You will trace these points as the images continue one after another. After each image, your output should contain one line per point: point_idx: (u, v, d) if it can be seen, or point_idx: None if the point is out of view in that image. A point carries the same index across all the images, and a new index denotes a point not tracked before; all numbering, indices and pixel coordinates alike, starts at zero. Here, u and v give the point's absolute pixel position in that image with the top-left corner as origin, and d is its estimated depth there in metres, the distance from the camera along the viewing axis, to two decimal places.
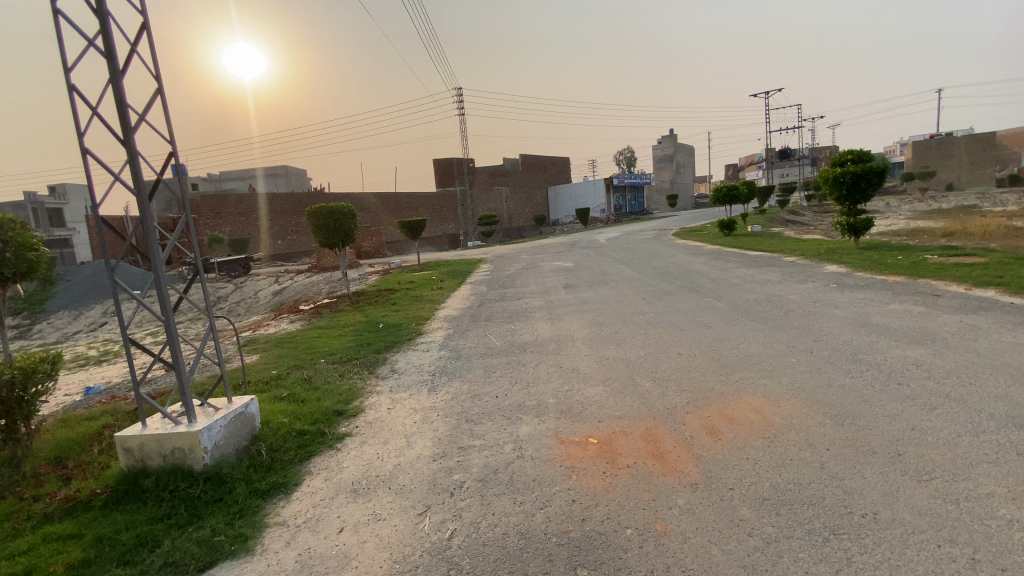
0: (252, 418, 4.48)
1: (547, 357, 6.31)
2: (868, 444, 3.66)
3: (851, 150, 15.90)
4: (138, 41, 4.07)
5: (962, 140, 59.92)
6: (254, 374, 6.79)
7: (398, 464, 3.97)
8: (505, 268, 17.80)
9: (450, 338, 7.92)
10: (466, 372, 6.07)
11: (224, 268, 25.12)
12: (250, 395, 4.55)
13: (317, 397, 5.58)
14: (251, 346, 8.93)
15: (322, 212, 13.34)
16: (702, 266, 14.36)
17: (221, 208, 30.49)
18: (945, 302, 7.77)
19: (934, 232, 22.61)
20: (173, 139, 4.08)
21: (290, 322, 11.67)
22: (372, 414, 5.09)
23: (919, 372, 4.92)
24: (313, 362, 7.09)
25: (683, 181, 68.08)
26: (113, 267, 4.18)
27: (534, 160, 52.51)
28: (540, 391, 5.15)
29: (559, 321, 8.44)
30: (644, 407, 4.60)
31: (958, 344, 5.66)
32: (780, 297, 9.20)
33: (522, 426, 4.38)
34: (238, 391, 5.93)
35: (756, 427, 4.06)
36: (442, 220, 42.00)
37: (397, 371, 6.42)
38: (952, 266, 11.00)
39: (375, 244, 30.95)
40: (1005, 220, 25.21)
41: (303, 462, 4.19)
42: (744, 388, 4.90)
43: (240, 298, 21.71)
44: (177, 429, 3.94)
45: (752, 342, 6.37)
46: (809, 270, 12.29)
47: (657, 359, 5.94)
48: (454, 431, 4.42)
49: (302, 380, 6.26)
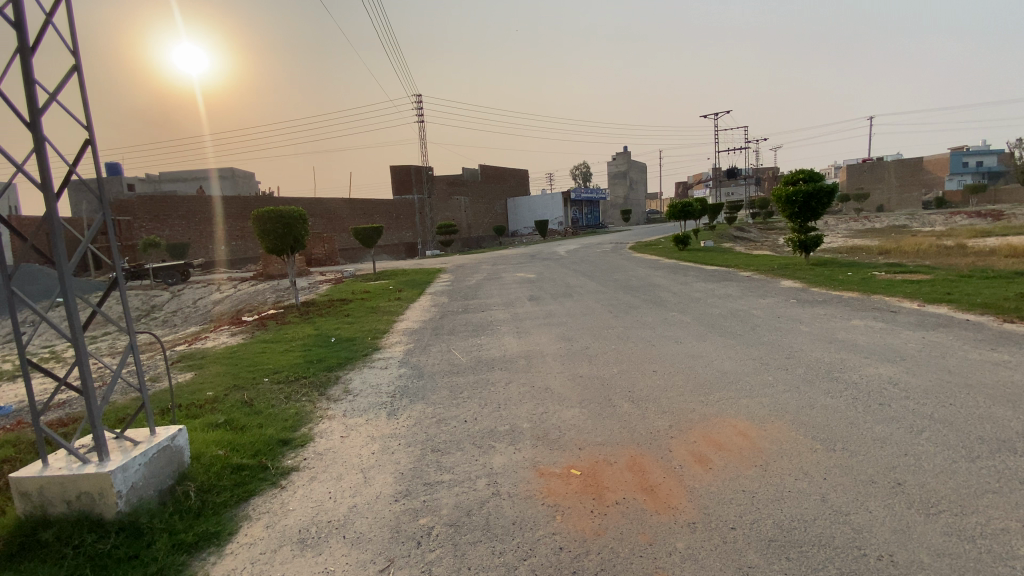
0: (180, 452, 3.85)
1: (517, 376, 5.91)
2: (865, 472, 3.47)
3: (802, 170, 16.48)
4: (54, 11, 3.40)
5: (891, 165, 64.33)
6: (186, 396, 6.01)
7: (354, 506, 3.45)
8: (465, 279, 17.32)
9: (409, 354, 7.38)
10: (429, 393, 5.58)
11: (160, 275, 23.35)
12: (178, 425, 3.91)
13: (259, 423, 4.95)
14: (184, 363, 8.04)
15: (271, 216, 12.51)
16: (663, 280, 14.41)
17: (160, 211, 28.52)
18: (903, 318, 7.94)
19: (873, 250, 23.85)
20: (90, 125, 3.45)
21: (232, 335, 10.74)
22: (324, 444, 4.52)
23: (896, 392, 4.85)
24: (255, 382, 6.38)
25: (637, 197, 69.86)
26: (10, 274, 3.45)
27: (493, 171, 52.32)
28: (512, 414, 4.74)
29: (526, 336, 8.04)
30: (626, 431, 4.25)
31: (927, 362, 5.67)
32: (745, 311, 9.18)
33: (495, 455, 3.94)
34: (165, 418, 5.18)
35: (747, 454, 3.79)
36: (398, 228, 41.03)
37: (351, 393, 5.83)
38: (901, 283, 11.41)
39: (327, 252, 29.74)
40: (934, 240, 26.99)
41: (240, 503, 3.60)
42: (727, 408, 4.66)
43: (177, 307, 20.14)
44: (84, 470, 3.26)
45: (726, 359, 6.19)
46: (766, 285, 12.48)
47: (631, 377, 5.64)
48: (419, 464, 3.93)
49: (241, 404, 5.57)
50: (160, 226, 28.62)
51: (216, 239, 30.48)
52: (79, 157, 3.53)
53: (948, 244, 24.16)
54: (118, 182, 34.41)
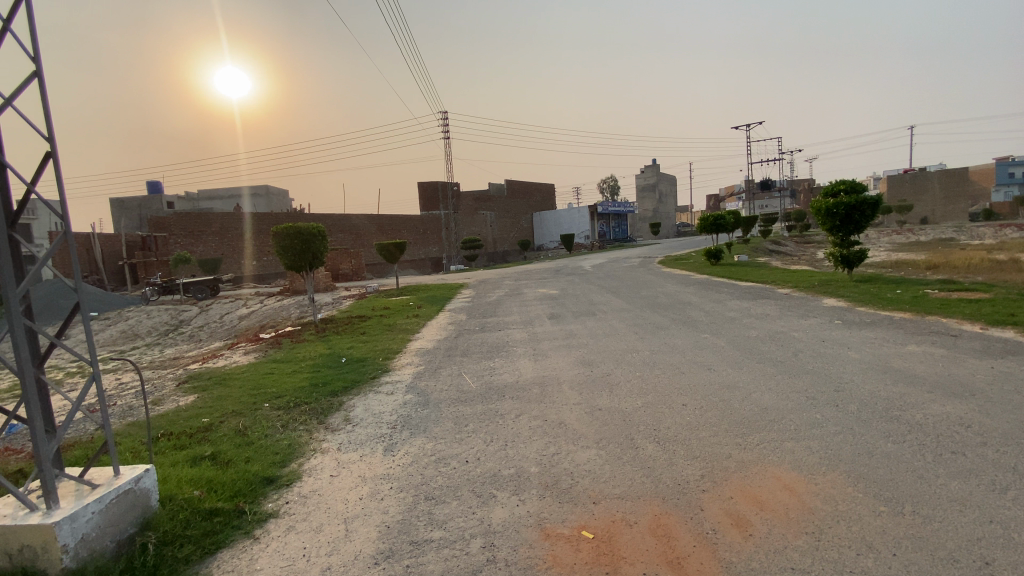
0: (145, 495, 3.49)
1: (530, 407, 5.37)
2: (943, 547, 2.81)
3: (843, 180, 15.52)
4: (11, 17, 3.16)
5: (935, 175, 61.53)
6: (180, 423, 5.68)
7: (327, 568, 2.99)
8: (487, 295, 16.93)
9: (418, 378, 6.92)
10: (432, 425, 5.09)
11: (190, 289, 23.78)
12: (145, 466, 3.57)
13: (247, 457, 4.57)
14: (189, 385, 7.77)
15: (289, 232, 12.37)
16: (694, 298, 13.68)
17: (194, 226, 29.21)
18: (966, 343, 7.07)
19: (919, 266, 22.44)
20: (47, 134, 3.15)
21: (245, 353, 10.54)
22: (310, 484, 4.08)
23: (970, 437, 4.09)
24: (255, 408, 6.03)
25: (665, 211, 68.82)
26: None
27: (519, 186, 52.19)
28: (519, 455, 4.22)
29: (543, 359, 7.48)
30: (650, 483, 3.67)
31: (1001, 398, 4.86)
32: (784, 334, 8.39)
33: (495, 508, 3.43)
34: (150, 450, 4.83)
35: (795, 516, 3.17)
36: (424, 243, 41.18)
37: (352, 423, 5.38)
38: (958, 302, 10.42)
39: (353, 267, 29.81)
40: (985, 253, 25.33)
41: (203, 559, 3.18)
42: (768, 454, 4.02)
43: (203, 323, 20.27)
44: (28, 520, 2.91)
45: (765, 392, 5.48)
46: (805, 304, 11.65)
47: (656, 412, 5.02)
48: (408, 516, 3.45)
49: (233, 433, 5.20)
50: (194, 241, 29.28)
51: (247, 254, 31.06)
52: (38, 173, 3.24)
53: (1001, 258, 22.60)
54: (158, 200, 35.63)
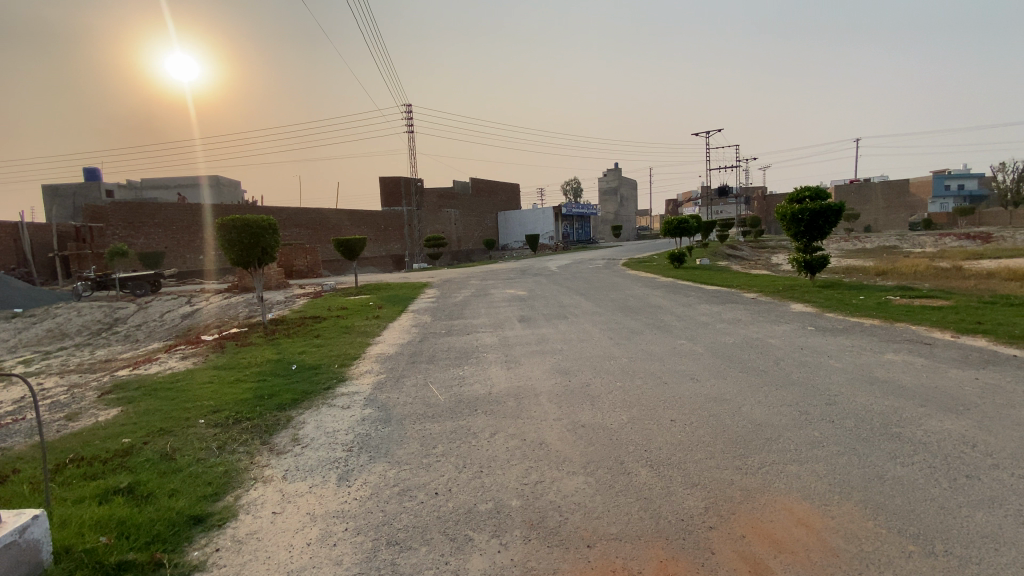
0: (35, 545, 2.78)
1: (505, 423, 4.85)
2: None
3: (808, 187, 15.71)
4: None
5: (879, 185, 64.74)
6: (94, 445, 4.83)
7: None
8: (451, 295, 16.28)
9: (379, 390, 6.26)
10: (394, 447, 4.46)
11: (129, 285, 22.04)
12: (37, 510, 2.84)
13: (172, 489, 3.83)
14: (112, 395, 6.83)
15: (237, 224, 11.37)
16: (664, 301, 13.48)
17: (136, 217, 27.21)
18: (942, 352, 7.00)
19: (872, 272, 23.12)
20: None
21: (184, 357, 9.56)
22: (247, 524, 3.40)
23: (979, 458, 3.83)
24: (187, 425, 5.24)
25: (627, 214, 69.81)
26: None
27: (483, 184, 51.53)
28: (497, 484, 3.67)
29: (516, 366, 6.96)
30: (650, 519, 3.19)
31: (997, 413, 4.66)
32: (761, 341, 8.16)
33: (471, 556, 2.88)
34: (50, 483, 4.01)
35: (818, 560, 2.77)
36: (385, 240, 39.98)
37: (301, 444, 4.69)
38: (922, 309, 10.55)
39: (309, 264, 28.45)
40: (929, 261, 26.48)
41: None
42: (773, 480, 3.62)
43: (140, 321, 18.71)
44: None
45: (755, 405, 5.15)
46: (775, 309, 11.60)
47: (644, 429, 4.60)
48: (366, 567, 2.85)
49: (158, 458, 4.43)
50: (135, 233, 27.23)
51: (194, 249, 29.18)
52: None
53: (944, 266, 23.76)
54: (95, 188, 33.08)
